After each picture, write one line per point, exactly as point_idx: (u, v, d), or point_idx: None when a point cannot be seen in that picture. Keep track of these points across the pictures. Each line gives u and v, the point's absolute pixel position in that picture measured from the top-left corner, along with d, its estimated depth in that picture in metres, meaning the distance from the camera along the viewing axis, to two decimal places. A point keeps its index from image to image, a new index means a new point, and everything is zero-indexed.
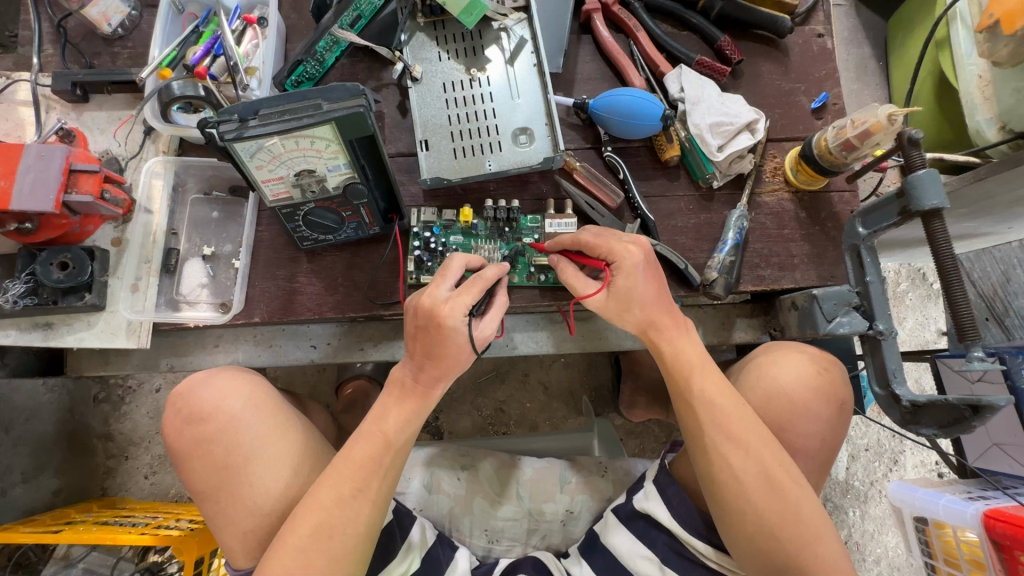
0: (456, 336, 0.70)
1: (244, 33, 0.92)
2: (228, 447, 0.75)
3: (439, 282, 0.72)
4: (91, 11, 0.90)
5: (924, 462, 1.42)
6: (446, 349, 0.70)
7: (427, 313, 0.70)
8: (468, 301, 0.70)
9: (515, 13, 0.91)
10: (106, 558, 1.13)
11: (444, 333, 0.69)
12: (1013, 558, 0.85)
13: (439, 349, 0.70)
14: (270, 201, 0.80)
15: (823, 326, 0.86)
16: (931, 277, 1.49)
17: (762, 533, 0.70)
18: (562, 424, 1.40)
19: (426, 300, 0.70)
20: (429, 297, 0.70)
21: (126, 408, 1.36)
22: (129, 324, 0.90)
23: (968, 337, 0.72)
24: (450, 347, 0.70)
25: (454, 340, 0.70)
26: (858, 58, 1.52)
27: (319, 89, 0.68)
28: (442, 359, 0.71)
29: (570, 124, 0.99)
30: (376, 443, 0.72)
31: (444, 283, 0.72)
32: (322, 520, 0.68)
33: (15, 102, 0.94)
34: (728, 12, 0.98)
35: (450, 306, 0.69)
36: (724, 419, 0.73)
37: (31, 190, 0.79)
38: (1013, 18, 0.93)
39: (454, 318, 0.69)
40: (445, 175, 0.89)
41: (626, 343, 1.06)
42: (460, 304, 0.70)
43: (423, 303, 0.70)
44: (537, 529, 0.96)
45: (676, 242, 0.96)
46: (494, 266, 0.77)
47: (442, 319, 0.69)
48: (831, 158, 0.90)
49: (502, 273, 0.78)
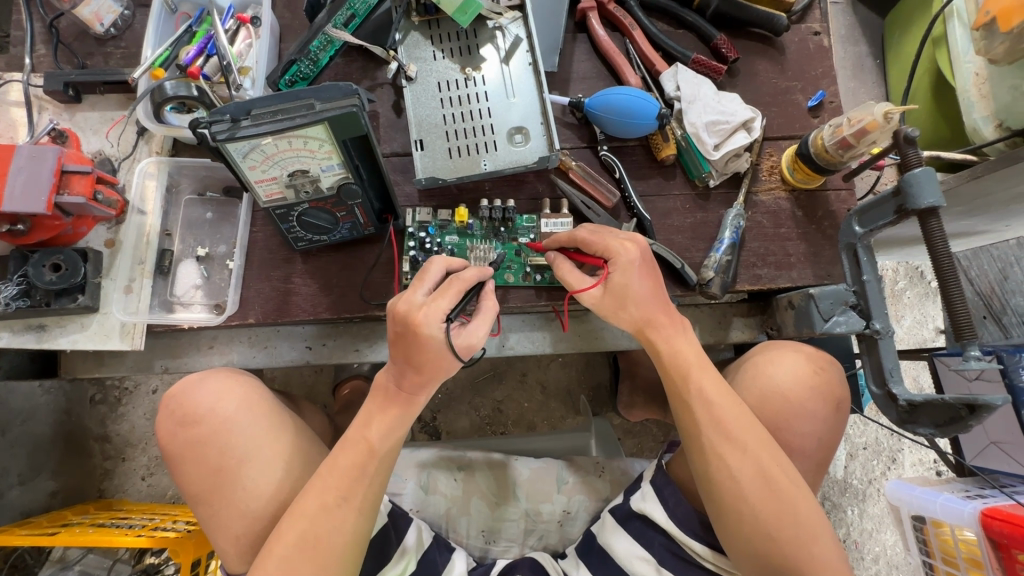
0: (435, 343, 0.69)
1: (238, 33, 0.91)
2: (221, 449, 0.74)
3: (416, 287, 0.72)
4: (83, 11, 0.90)
5: (922, 461, 1.42)
6: (426, 356, 0.70)
7: (404, 320, 0.69)
8: (444, 306, 0.69)
9: (510, 12, 0.91)
10: (102, 560, 1.13)
11: (422, 340, 0.69)
12: (1011, 557, 0.84)
13: (419, 356, 0.70)
14: (264, 201, 0.79)
15: (819, 325, 0.85)
16: (929, 274, 1.49)
17: (760, 534, 0.69)
18: (560, 424, 1.40)
19: (402, 306, 0.70)
20: (405, 303, 0.70)
21: (123, 410, 1.36)
22: (123, 325, 0.89)
23: (964, 335, 0.72)
24: (430, 354, 0.70)
25: (432, 348, 0.69)
26: (855, 56, 1.52)
27: (312, 89, 0.68)
28: (424, 366, 0.71)
29: (566, 123, 0.98)
30: (359, 451, 0.71)
31: (421, 287, 0.72)
32: (306, 529, 0.67)
33: (7, 102, 0.93)
34: (723, 10, 0.98)
35: (426, 312, 0.69)
36: (722, 418, 0.73)
37: (23, 190, 0.78)
38: (1009, 15, 0.92)
39: (429, 326, 0.69)
40: (441, 175, 0.88)
41: (623, 342, 1.06)
42: (436, 310, 0.69)
43: (398, 308, 0.70)
44: (535, 529, 0.95)
45: (672, 241, 0.96)
46: (476, 268, 0.76)
47: (417, 326, 0.68)
48: (828, 157, 0.89)
49: (485, 276, 0.76)
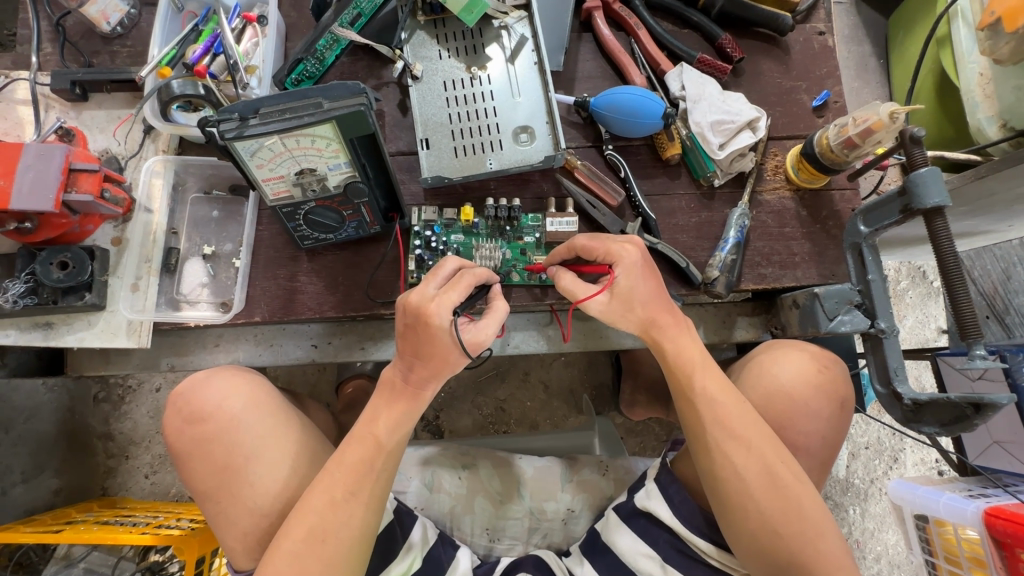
0: (443, 336, 0.69)
1: (244, 32, 0.92)
2: (228, 447, 0.74)
3: (427, 282, 0.72)
4: (90, 10, 0.90)
5: (924, 461, 1.43)
6: (434, 347, 0.70)
7: (415, 311, 0.70)
8: (454, 298, 0.70)
9: (515, 11, 0.91)
10: (106, 558, 1.13)
11: (432, 331, 0.69)
12: (1014, 556, 0.85)
13: (428, 348, 0.70)
14: (271, 201, 0.80)
15: (824, 325, 0.86)
16: (932, 274, 1.50)
17: (766, 530, 0.69)
18: (562, 423, 1.40)
19: (415, 298, 0.70)
20: (416, 295, 0.70)
21: (126, 408, 1.36)
22: (130, 323, 0.89)
23: (969, 334, 0.72)
24: (439, 347, 0.70)
25: (442, 340, 0.69)
26: (858, 56, 1.52)
27: (320, 88, 0.68)
28: (432, 358, 0.71)
29: (571, 123, 0.98)
30: (366, 446, 0.72)
31: (433, 282, 0.72)
32: (314, 525, 0.67)
33: (14, 101, 0.94)
34: (728, 10, 0.98)
35: (437, 303, 0.69)
36: (726, 416, 0.73)
37: (31, 188, 0.78)
38: (1013, 16, 0.93)
39: (441, 316, 0.69)
40: (446, 174, 0.89)
41: (627, 342, 1.06)
42: (447, 301, 0.69)
43: (410, 300, 0.70)
44: (538, 527, 0.96)
45: (677, 241, 0.96)
46: (484, 271, 0.78)
47: (429, 316, 0.69)
48: (832, 156, 0.90)
49: (493, 281, 0.78)
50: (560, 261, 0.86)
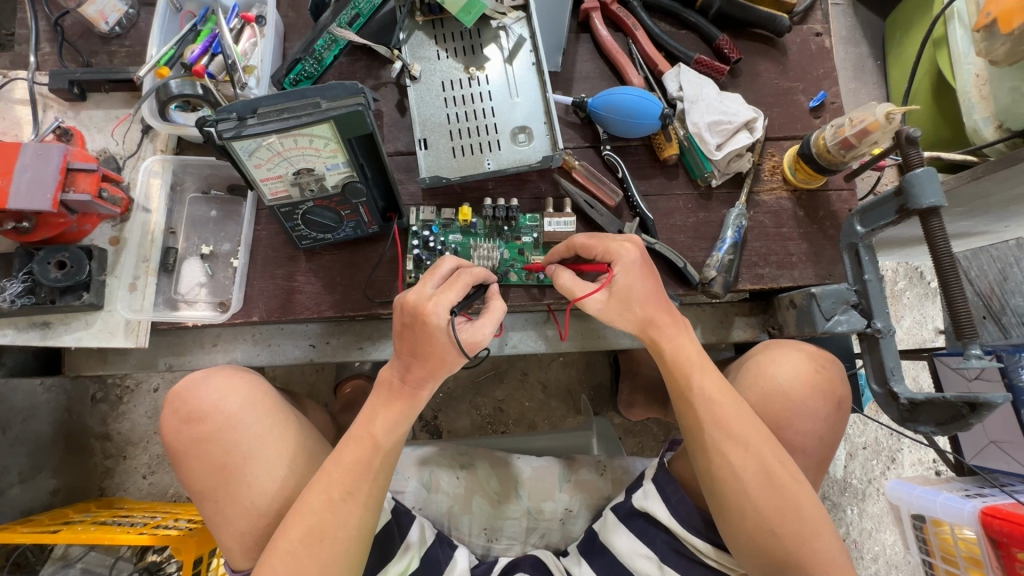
0: (441, 335, 0.69)
1: (242, 32, 0.92)
2: (226, 447, 0.74)
3: (426, 281, 0.72)
4: (88, 9, 0.90)
5: (921, 460, 1.43)
6: (432, 347, 0.70)
7: (412, 310, 0.70)
8: (452, 297, 0.70)
9: (514, 12, 0.91)
10: (104, 558, 1.13)
11: (430, 330, 0.69)
12: (1011, 556, 0.85)
13: (425, 347, 0.70)
14: (269, 200, 0.80)
15: (821, 325, 0.86)
16: (929, 275, 1.50)
17: (763, 530, 0.70)
18: (561, 423, 1.40)
19: (413, 297, 0.70)
20: (414, 293, 0.71)
21: (124, 408, 1.36)
22: (127, 323, 0.89)
23: (965, 335, 0.73)
24: (437, 346, 0.70)
25: (440, 340, 0.70)
26: (855, 57, 1.53)
27: (318, 88, 0.68)
28: (429, 358, 0.71)
29: (569, 123, 0.98)
30: (364, 447, 0.72)
31: (431, 282, 0.72)
32: (313, 525, 0.68)
33: (13, 100, 0.94)
34: (726, 11, 0.99)
35: (435, 302, 0.69)
36: (723, 416, 0.73)
37: (28, 188, 0.78)
38: (1010, 17, 0.94)
39: (439, 315, 0.69)
40: (445, 174, 0.89)
41: (625, 342, 1.06)
42: (445, 301, 0.69)
43: (408, 299, 0.70)
44: (537, 527, 0.96)
45: (675, 241, 0.96)
46: (482, 271, 0.78)
47: (426, 316, 0.69)
48: (829, 157, 0.90)
49: (490, 280, 0.78)
50: (559, 260, 0.86)
